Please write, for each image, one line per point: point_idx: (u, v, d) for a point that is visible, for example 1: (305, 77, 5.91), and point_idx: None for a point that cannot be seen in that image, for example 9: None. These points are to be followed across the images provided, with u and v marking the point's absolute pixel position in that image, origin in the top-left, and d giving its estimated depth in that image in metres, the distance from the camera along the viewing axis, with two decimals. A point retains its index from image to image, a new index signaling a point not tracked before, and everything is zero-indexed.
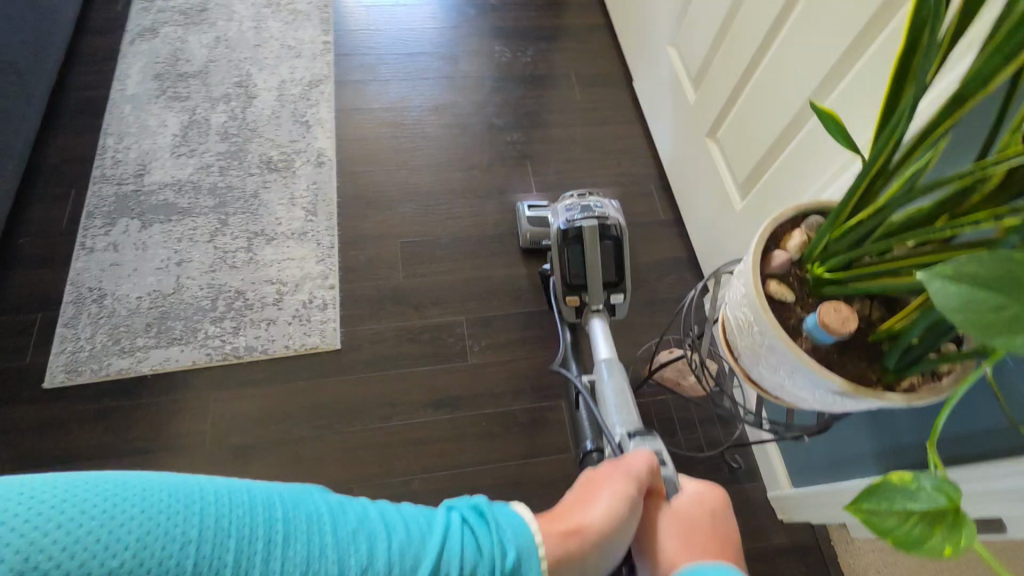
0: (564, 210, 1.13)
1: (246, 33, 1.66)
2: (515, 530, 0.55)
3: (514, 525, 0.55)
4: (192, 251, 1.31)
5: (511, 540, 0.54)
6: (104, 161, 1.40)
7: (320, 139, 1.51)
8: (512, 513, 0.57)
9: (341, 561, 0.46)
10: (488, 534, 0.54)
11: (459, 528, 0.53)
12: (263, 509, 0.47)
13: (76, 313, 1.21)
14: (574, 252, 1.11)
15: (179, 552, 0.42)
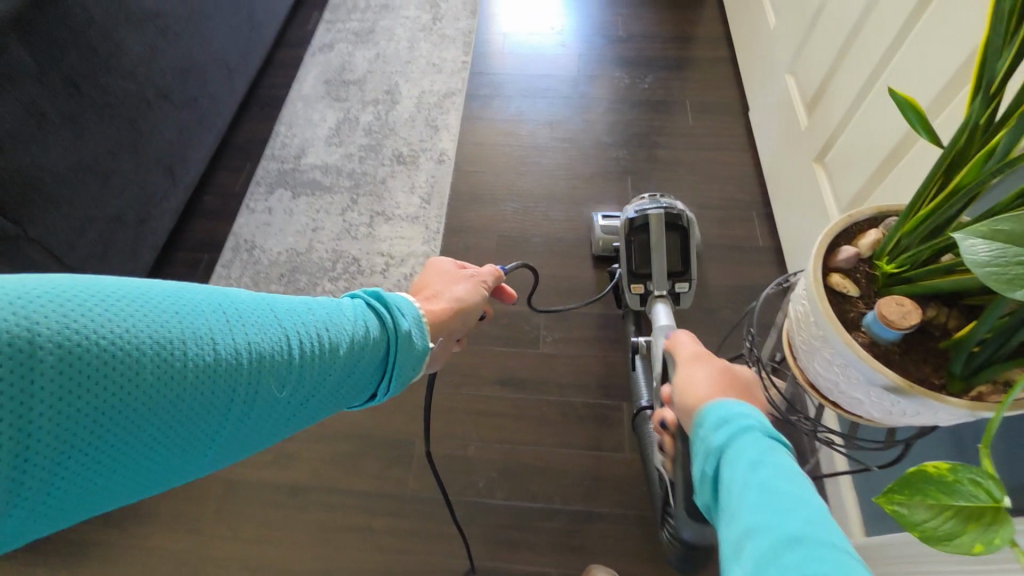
0: (635, 205, 1.17)
1: (401, 52, 1.94)
2: (401, 309, 0.61)
3: (399, 303, 0.61)
4: (325, 221, 1.55)
5: (406, 319, 0.60)
6: (276, 144, 1.71)
7: (444, 141, 1.71)
8: (401, 300, 0.62)
9: (290, 330, 0.51)
10: (386, 313, 0.60)
11: (359, 309, 0.58)
12: (235, 297, 0.50)
13: (232, 258, 1.48)
14: (639, 239, 1.13)
15: (176, 337, 0.43)
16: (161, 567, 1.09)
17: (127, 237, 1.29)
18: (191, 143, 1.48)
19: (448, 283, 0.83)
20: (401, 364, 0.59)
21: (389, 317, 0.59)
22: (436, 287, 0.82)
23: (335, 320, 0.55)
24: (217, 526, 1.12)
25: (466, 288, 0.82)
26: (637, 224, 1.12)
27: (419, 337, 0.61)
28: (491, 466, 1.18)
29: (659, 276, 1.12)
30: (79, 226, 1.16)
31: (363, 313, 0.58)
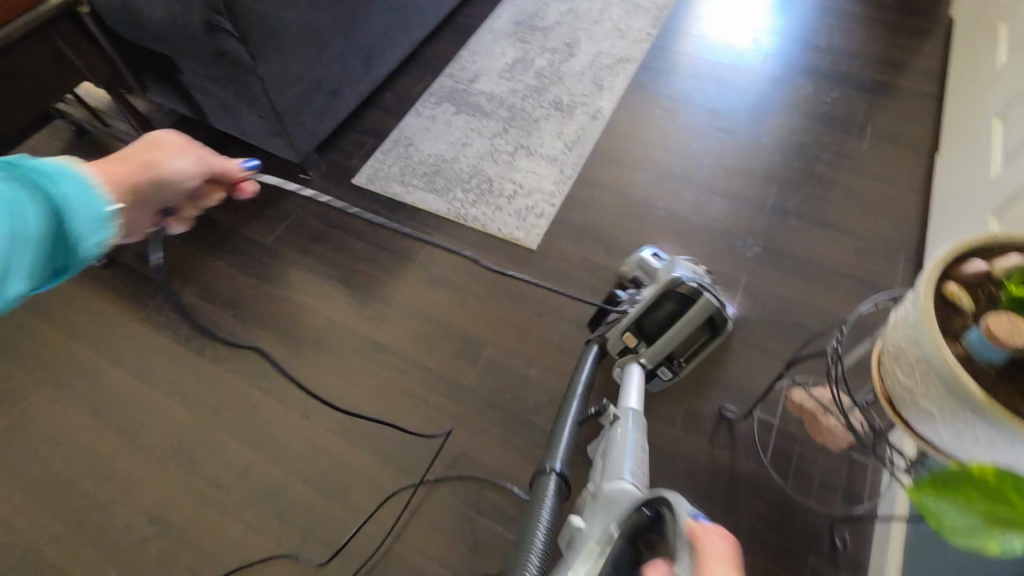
0: (687, 270, 1.03)
1: (592, 11, 2.01)
2: (56, 172, 0.52)
3: (54, 168, 0.52)
4: (475, 140, 1.69)
5: (63, 186, 0.52)
6: (456, 64, 1.88)
7: (604, 101, 1.76)
8: (48, 163, 0.52)
9: None
10: (44, 181, 0.51)
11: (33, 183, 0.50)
12: None
13: (390, 148, 1.67)
14: (675, 302, 1.00)
15: None
16: (261, 366, 1.31)
17: (320, 102, 1.53)
18: (390, 41, 1.69)
19: (149, 155, 0.67)
20: (76, 223, 0.52)
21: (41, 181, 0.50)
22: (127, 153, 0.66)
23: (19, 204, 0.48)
24: (310, 352, 1.33)
25: (178, 169, 0.69)
26: (688, 297, 0.98)
27: (88, 202, 0.53)
28: (545, 392, 1.25)
29: (655, 352, 1.04)
30: (292, 79, 1.40)
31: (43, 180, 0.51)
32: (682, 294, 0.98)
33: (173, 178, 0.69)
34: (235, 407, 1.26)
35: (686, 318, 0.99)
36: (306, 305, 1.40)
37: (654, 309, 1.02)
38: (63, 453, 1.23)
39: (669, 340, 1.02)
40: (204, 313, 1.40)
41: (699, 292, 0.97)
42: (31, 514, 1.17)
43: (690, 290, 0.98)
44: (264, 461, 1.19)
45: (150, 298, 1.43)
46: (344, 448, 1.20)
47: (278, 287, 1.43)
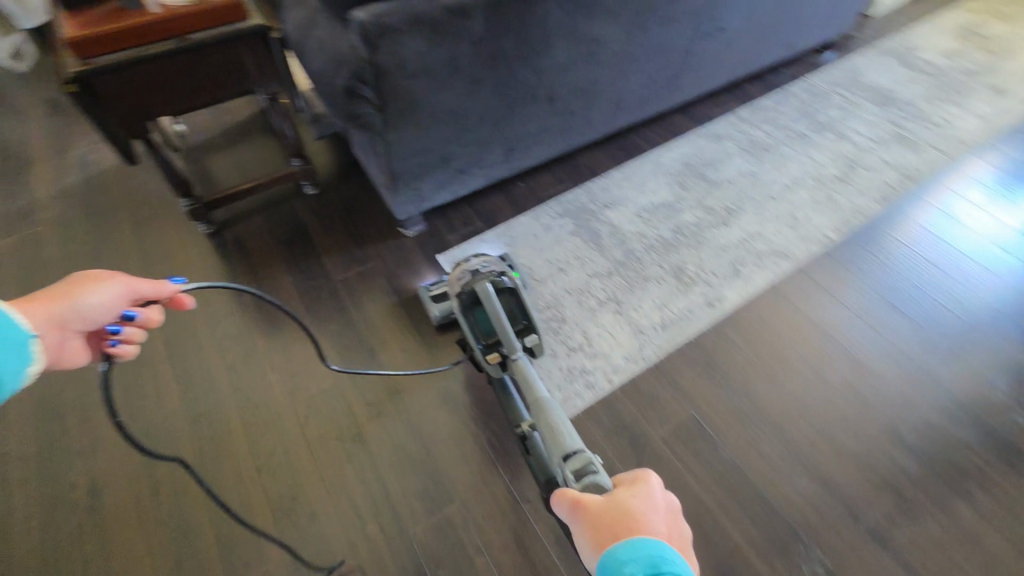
0: (458, 278, 1.18)
1: (775, 185, 1.77)
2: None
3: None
4: (574, 270, 1.55)
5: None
6: (601, 182, 1.77)
7: (732, 291, 1.52)
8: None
9: None
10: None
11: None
12: None
13: (490, 240, 1.61)
14: (476, 307, 1.13)
15: None
16: (255, 397, 1.31)
17: (442, 176, 1.52)
18: (542, 142, 1.64)
19: (73, 287, 0.64)
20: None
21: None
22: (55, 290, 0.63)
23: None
24: (300, 407, 1.29)
25: (97, 305, 0.65)
26: (472, 297, 1.11)
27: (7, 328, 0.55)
28: None
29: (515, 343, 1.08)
30: (419, 150, 1.40)
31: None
32: (469, 301, 1.12)
33: (82, 321, 0.66)
34: (213, 424, 1.27)
35: (493, 306, 1.08)
36: (329, 356, 1.39)
37: (467, 324, 1.15)
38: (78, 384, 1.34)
39: (503, 326, 1.08)
40: (249, 319, 1.46)
41: (471, 289, 1.11)
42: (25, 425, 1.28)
43: (469, 294, 1.12)
44: (200, 493, 1.17)
45: (222, 282, 1.53)
46: (264, 527, 1.13)
47: (318, 327, 1.44)
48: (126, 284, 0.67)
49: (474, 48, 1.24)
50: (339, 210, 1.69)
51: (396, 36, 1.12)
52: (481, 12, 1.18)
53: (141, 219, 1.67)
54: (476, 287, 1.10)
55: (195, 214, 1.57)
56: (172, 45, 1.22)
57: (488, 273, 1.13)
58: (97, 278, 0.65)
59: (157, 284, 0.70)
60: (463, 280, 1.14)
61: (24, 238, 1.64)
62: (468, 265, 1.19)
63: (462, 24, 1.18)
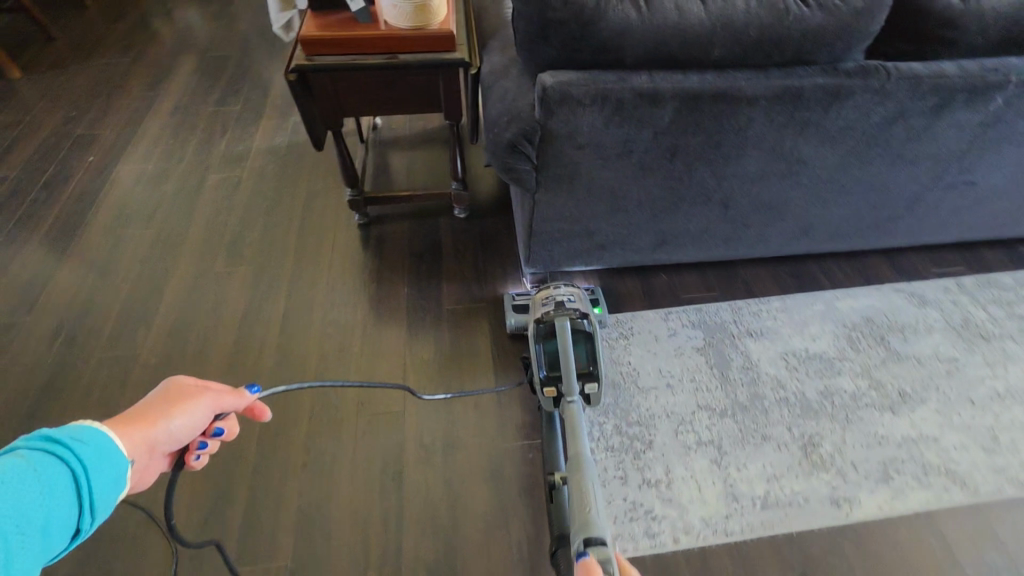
0: (541, 304, 1.25)
1: (978, 386, 1.40)
2: (102, 449, 0.51)
3: (90, 439, 0.50)
4: (683, 392, 1.37)
5: (85, 448, 0.50)
6: (753, 305, 1.55)
7: (871, 496, 1.21)
8: (81, 428, 0.51)
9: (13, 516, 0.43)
10: (66, 449, 0.49)
11: (77, 482, 0.48)
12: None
13: (607, 326, 1.49)
14: (549, 339, 1.18)
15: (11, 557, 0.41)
16: (330, 395, 1.36)
17: (581, 246, 1.45)
18: (700, 243, 1.48)
19: (170, 405, 0.61)
20: (97, 493, 0.49)
21: (80, 467, 0.48)
22: (149, 409, 0.60)
23: (41, 482, 0.45)
24: (362, 422, 1.31)
25: (185, 424, 0.61)
26: (549, 328, 1.17)
27: (109, 464, 0.51)
28: None
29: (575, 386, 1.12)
30: (565, 216, 1.34)
31: (82, 471, 0.49)
32: (545, 331, 1.18)
33: (165, 445, 0.60)
34: (287, 404, 1.34)
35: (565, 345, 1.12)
36: (408, 381, 1.40)
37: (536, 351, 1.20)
38: (208, 319, 1.51)
39: (568, 367, 1.12)
40: (358, 317, 1.53)
41: (550, 320, 1.17)
42: (157, 337, 1.47)
43: (548, 325, 1.18)
44: (250, 463, 1.24)
45: (352, 274, 1.63)
46: (283, 525, 1.15)
47: (411, 350, 1.46)
48: (215, 400, 0.65)
49: (655, 136, 1.15)
50: (475, 242, 1.71)
51: (576, 107, 1.07)
52: (675, 103, 1.09)
53: (315, 193, 1.86)
54: (555, 320, 1.16)
55: (354, 204, 1.70)
56: (380, 60, 1.32)
57: (571, 311, 1.18)
58: (188, 395, 0.63)
59: (239, 394, 0.69)
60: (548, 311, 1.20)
61: (228, 179, 1.91)
62: (555, 294, 1.27)
63: (650, 110, 1.09)
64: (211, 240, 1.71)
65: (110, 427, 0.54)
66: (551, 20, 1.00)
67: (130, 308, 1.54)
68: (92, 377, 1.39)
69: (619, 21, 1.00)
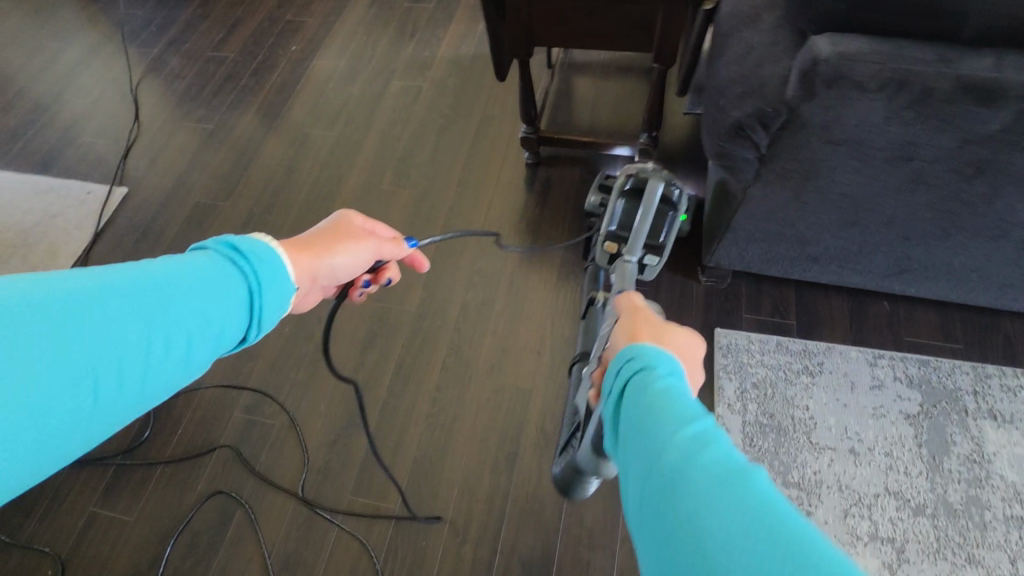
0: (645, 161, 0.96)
1: None
2: (276, 267, 0.50)
3: (265, 253, 0.49)
4: (870, 466, 1.08)
5: (258, 265, 0.48)
6: (1008, 379, 1.14)
7: None
8: (254, 243, 0.50)
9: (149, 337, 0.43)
10: (244, 262, 0.48)
11: (249, 295, 0.48)
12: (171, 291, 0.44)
13: (790, 355, 1.21)
14: (632, 191, 0.91)
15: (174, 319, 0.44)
16: (462, 350, 1.32)
17: (783, 254, 1.14)
18: (959, 283, 1.09)
19: (333, 244, 0.60)
20: (265, 313, 0.49)
21: (254, 284, 0.48)
22: (320, 242, 0.59)
23: (218, 286, 0.46)
24: (487, 389, 1.26)
25: (349, 263, 0.61)
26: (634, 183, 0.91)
27: (281, 288, 0.50)
28: None
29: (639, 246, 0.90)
30: (778, 219, 1.04)
31: (256, 288, 0.48)
32: (629, 190, 0.91)
33: (328, 278, 0.60)
34: (421, 349, 1.33)
35: (647, 213, 0.89)
36: (542, 354, 1.29)
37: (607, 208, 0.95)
38: None
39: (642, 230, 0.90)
40: (505, 271, 1.43)
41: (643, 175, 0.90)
42: None
43: (634, 185, 0.91)
44: (380, 398, 1.28)
45: (509, 221, 1.51)
46: (398, 472, 1.18)
47: (552, 323, 1.33)
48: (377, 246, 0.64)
49: (958, 146, 0.79)
50: None
51: (849, 94, 0.75)
52: (1015, 108, 0.71)
53: (489, 120, 1.72)
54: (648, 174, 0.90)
55: (526, 143, 1.54)
56: None
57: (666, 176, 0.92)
58: (356, 236, 0.62)
59: (397, 244, 0.67)
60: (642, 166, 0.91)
61: (408, 89, 1.84)
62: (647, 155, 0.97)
63: (968, 111, 0.73)
64: (383, 155, 1.70)
65: (286, 249, 0.53)
66: None
67: (304, 213, 1.61)
68: None
69: None
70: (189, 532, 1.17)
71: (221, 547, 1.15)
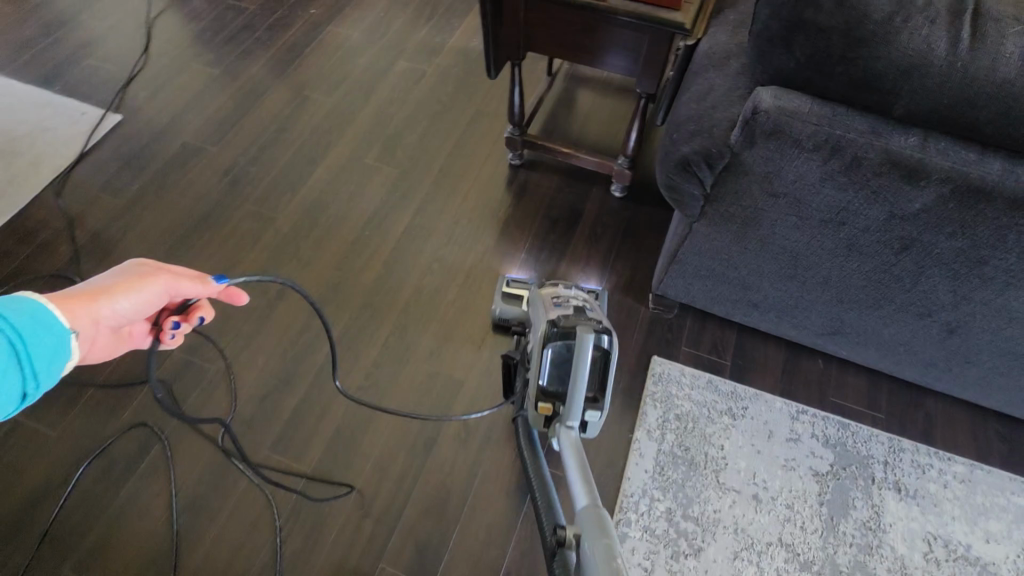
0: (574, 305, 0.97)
1: None
2: (38, 319, 0.51)
3: (24, 310, 0.50)
4: (769, 515, 1.11)
5: (19, 319, 0.49)
6: (920, 456, 1.17)
7: None
8: (17, 298, 0.50)
9: None
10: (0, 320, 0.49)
11: (14, 349, 0.49)
12: None
13: (717, 394, 1.23)
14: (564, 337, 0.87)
15: None
16: (406, 332, 1.34)
17: (725, 295, 1.16)
18: (887, 354, 1.11)
19: (118, 286, 0.60)
20: (38, 364, 0.50)
21: (17, 342, 0.49)
22: (98, 286, 0.59)
23: None
24: (421, 374, 1.28)
25: (135, 302, 0.62)
26: (561, 334, 0.88)
27: (53, 339, 0.52)
28: None
29: (577, 406, 0.84)
30: (721, 259, 1.06)
31: (20, 341, 0.49)
32: (557, 338, 0.88)
33: (113, 319, 0.61)
34: (366, 324, 1.35)
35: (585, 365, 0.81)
36: (480, 350, 1.32)
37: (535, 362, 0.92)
38: (340, 210, 1.55)
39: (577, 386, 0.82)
40: (464, 265, 1.45)
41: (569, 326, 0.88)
42: (295, 210, 1.56)
43: (563, 331, 0.88)
44: (316, 364, 1.30)
45: (480, 217, 1.54)
46: (317, 437, 1.21)
47: (498, 322, 1.35)
48: (170, 284, 0.64)
49: (886, 219, 0.82)
50: (617, 231, 1.48)
51: (788, 147, 0.77)
52: (937, 190, 0.74)
53: (484, 115, 1.74)
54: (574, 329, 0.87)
55: (511, 142, 1.56)
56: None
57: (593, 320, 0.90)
58: (144, 277, 0.62)
59: (201, 279, 0.67)
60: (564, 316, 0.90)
61: (414, 71, 1.87)
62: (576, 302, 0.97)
63: (895, 185, 0.76)
64: (374, 130, 1.72)
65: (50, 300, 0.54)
66: (808, 20, 0.69)
67: (286, 171, 1.64)
68: (236, 226, 1.53)
69: (912, 50, 0.66)
70: (104, 457, 1.19)
71: (132, 477, 1.17)
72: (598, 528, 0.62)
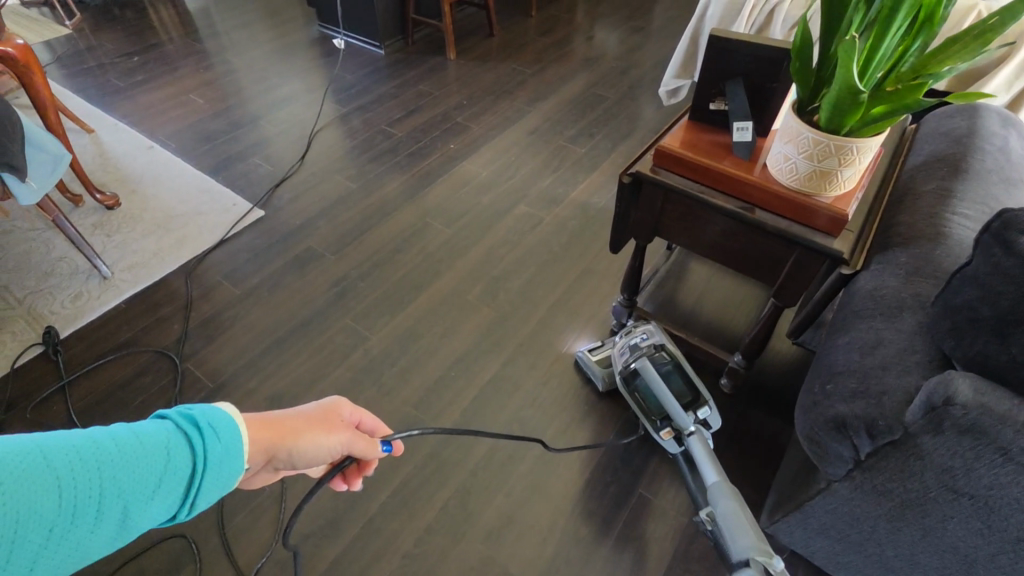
0: (626, 353, 1.23)
1: None
2: (228, 439, 0.47)
3: (224, 429, 0.47)
4: None
5: (215, 443, 0.46)
6: None
7: None
8: (222, 413, 0.48)
9: (94, 508, 0.39)
10: (198, 441, 0.45)
11: (193, 473, 0.44)
12: (125, 460, 0.41)
13: None
14: (637, 386, 1.17)
15: (105, 500, 0.40)
16: (470, 497, 1.23)
17: (859, 566, 0.95)
18: None
19: (310, 429, 0.57)
20: (204, 491, 0.45)
21: (201, 465, 0.45)
22: (293, 424, 0.57)
23: (165, 461, 0.43)
24: (475, 555, 1.14)
25: (318, 452, 0.58)
26: (632, 376, 1.17)
27: (229, 467, 0.47)
28: None
29: (679, 413, 1.08)
30: (862, 530, 0.87)
31: (202, 467, 0.45)
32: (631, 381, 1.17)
33: (287, 465, 0.57)
34: (431, 476, 1.26)
35: (659, 382, 1.11)
36: (546, 542, 1.16)
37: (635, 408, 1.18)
38: (433, 342, 1.54)
39: (669, 402, 1.09)
40: (545, 433, 1.34)
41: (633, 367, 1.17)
42: (391, 333, 1.56)
43: (632, 373, 1.18)
44: (369, 510, 1.20)
45: (570, 381, 1.45)
46: None
47: (570, 512, 1.21)
48: (352, 438, 0.61)
49: None
50: (720, 432, 1.32)
51: (988, 452, 0.62)
52: None
53: (592, 274, 1.72)
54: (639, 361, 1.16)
55: (619, 311, 1.49)
56: (731, 206, 1.03)
57: (647, 349, 1.19)
58: (337, 427, 0.60)
59: (375, 444, 0.65)
60: (626, 359, 1.21)
61: (531, 217, 1.92)
62: (630, 341, 1.25)
63: None
64: (483, 267, 1.75)
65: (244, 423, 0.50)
66: None
67: (392, 291, 1.68)
68: (332, 337, 1.55)
69: None
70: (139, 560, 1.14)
71: None
72: (721, 492, 0.92)
